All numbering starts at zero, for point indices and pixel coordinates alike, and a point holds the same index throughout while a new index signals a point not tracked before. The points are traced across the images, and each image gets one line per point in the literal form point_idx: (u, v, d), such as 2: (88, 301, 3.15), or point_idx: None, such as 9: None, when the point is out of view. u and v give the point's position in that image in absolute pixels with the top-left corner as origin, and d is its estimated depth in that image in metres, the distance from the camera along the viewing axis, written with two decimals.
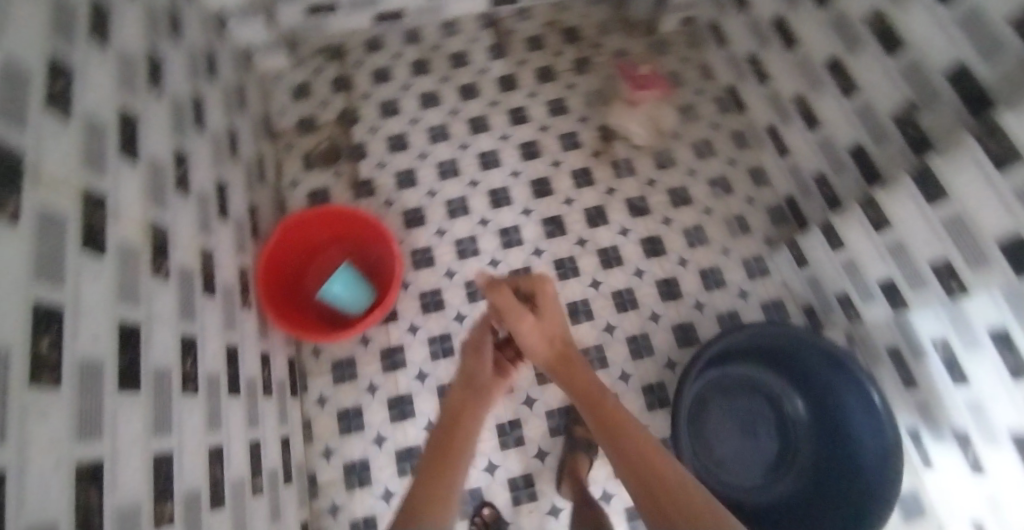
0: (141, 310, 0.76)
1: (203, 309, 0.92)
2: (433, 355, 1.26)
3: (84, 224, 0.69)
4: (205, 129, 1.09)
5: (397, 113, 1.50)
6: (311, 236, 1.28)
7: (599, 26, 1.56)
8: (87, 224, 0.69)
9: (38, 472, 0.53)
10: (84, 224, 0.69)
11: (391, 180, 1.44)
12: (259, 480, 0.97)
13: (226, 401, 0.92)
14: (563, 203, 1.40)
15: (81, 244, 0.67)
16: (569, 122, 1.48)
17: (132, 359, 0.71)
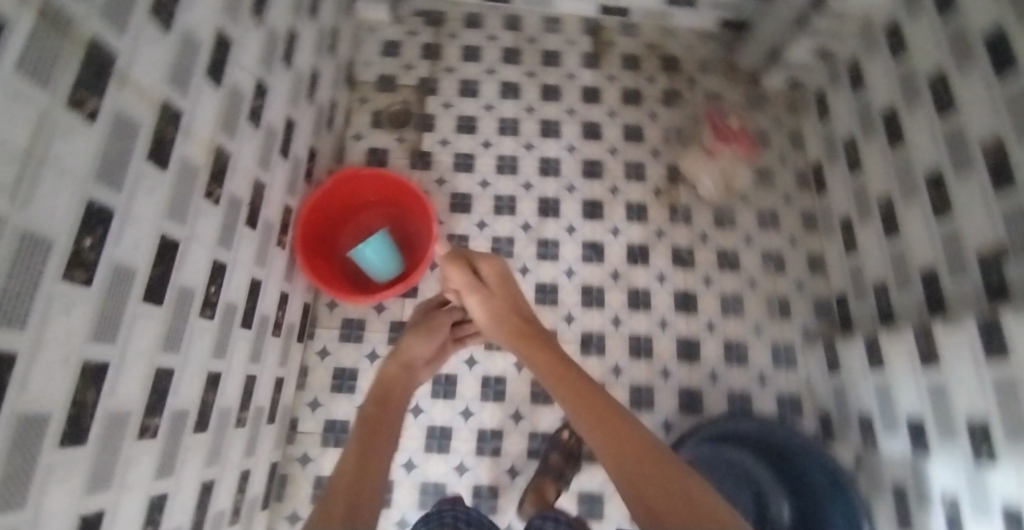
0: (184, 229, 0.78)
1: (241, 240, 0.95)
2: None
3: (155, 137, 0.71)
4: (291, 65, 1.10)
5: (475, 96, 1.49)
6: (359, 194, 1.30)
7: (702, 63, 1.50)
8: (157, 137, 0.71)
9: (48, 362, 0.56)
10: (155, 137, 0.71)
11: (450, 160, 1.44)
12: (245, 413, 1.01)
13: (237, 332, 0.95)
14: (609, 231, 1.37)
15: (147, 155, 0.69)
16: (640, 152, 1.43)
17: (163, 274, 0.74)
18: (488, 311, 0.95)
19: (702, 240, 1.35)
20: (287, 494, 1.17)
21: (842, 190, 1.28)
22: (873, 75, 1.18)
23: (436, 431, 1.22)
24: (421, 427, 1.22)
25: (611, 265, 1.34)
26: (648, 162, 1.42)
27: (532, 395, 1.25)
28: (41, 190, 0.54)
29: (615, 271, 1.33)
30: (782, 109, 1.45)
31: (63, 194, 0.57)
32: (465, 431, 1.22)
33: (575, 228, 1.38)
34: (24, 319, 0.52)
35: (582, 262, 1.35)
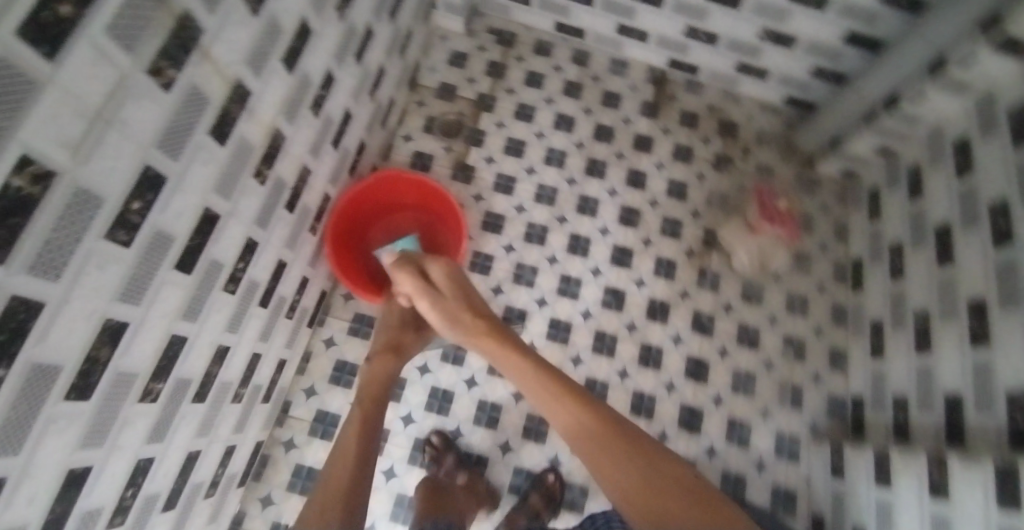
0: (228, 204, 0.79)
1: (277, 221, 0.96)
2: (443, 356, 1.28)
3: (221, 112, 0.72)
4: (361, 61, 1.12)
5: (530, 121, 1.50)
6: (397, 196, 1.31)
7: (760, 134, 1.50)
8: (224, 113, 0.72)
9: (72, 315, 0.57)
10: (222, 112, 0.72)
11: (492, 179, 1.44)
12: (244, 389, 1.01)
13: (254, 309, 0.96)
14: (634, 282, 1.36)
15: (210, 129, 0.71)
16: (680, 210, 1.43)
17: (198, 244, 0.75)
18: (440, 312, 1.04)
19: (725, 311, 1.33)
20: (264, 476, 1.17)
21: (878, 295, 1.25)
22: (932, 187, 1.17)
23: (423, 444, 1.22)
24: (409, 438, 1.22)
25: (629, 315, 1.33)
26: (686, 221, 1.41)
27: (525, 429, 1.24)
28: (103, 150, 0.55)
29: (632, 323, 1.32)
30: (831, 198, 1.44)
31: (124, 157, 0.58)
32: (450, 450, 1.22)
33: (601, 272, 1.37)
34: (58, 270, 0.53)
35: (601, 306, 1.34)
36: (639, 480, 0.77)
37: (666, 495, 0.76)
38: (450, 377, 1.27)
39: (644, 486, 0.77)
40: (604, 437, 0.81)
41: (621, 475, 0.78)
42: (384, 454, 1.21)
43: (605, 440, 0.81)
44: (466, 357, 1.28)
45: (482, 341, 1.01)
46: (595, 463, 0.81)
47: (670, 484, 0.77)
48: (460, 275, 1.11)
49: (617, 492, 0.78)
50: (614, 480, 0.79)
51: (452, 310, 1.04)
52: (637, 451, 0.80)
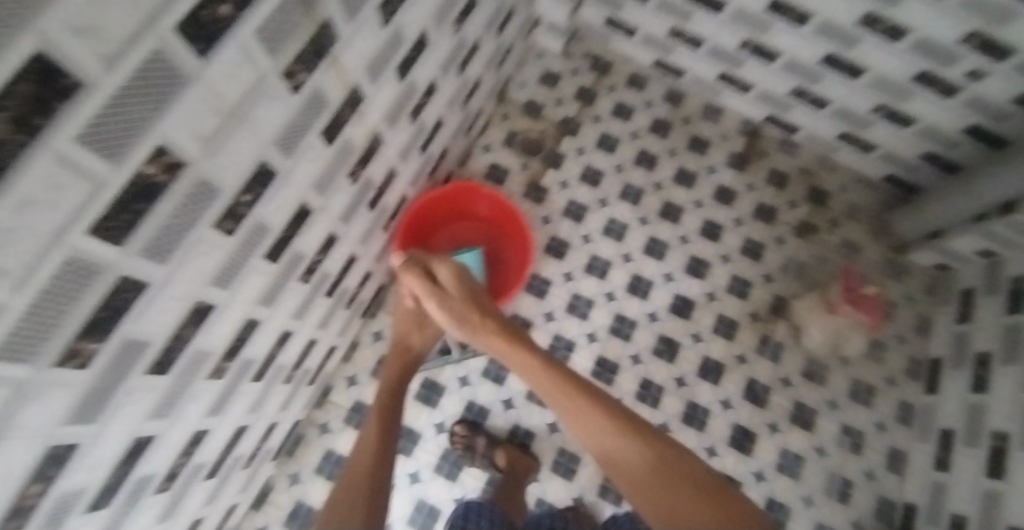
0: (321, 201, 0.81)
1: (358, 218, 0.97)
2: (485, 371, 1.27)
3: (334, 114, 0.73)
4: (462, 74, 1.13)
5: (611, 152, 1.48)
6: (472, 205, 1.31)
7: (853, 207, 1.46)
8: (335, 115, 0.74)
9: (169, 295, 0.59)
10: (335, 114, 0.73)
11: (563, 204, 1.42)
12: (296, 372, 1.04)
13: (320, 299, 0.98)
14: (690, 336, 1.33)
15: (321, 130, 0.72)
16: (751, 270, 1.39)
17: (288, 235, 0.76)
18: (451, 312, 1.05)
19: (783, 386, 1.30)
20: (296, 454, 1.19)
21: (952, 400, 1.22)
22: None
23: (451, 456, 1.22)
24: (439, 446, 1.22)
25: (680, 369, 1.31)
26: (756, 283, 1.38)
27: (555, 463, 1.23)
28: (230, 144, 0.56)
29: (682, 377, 1.29)
30: (920, 288, 1.40)
31: (245, 152, 0.59)
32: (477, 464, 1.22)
33: (657, 318, 1.34)
34: (167, 254, 0.55)
35: (651, 354, 1.31)
36: (651, 478, 0.84)
37: (675, 490, 0.83)
38: (487, 393, 1.26)
39: (656, 484, 0.84)
40: (615, 439, 0.88)
41: (635, 473, 0.85)
42: (410, 457, 1.21)
43: (617, 441, 0.88)
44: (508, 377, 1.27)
45: (496, 344, 1.06)
46: (611, 462, 0.88)
47: (679, 478, 0.84)
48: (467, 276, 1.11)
49: (634, 491, 0.85)
50: (629, 477, 0.86)
51: (460, 311, 1.06)
52: (647, 453, 0.87)
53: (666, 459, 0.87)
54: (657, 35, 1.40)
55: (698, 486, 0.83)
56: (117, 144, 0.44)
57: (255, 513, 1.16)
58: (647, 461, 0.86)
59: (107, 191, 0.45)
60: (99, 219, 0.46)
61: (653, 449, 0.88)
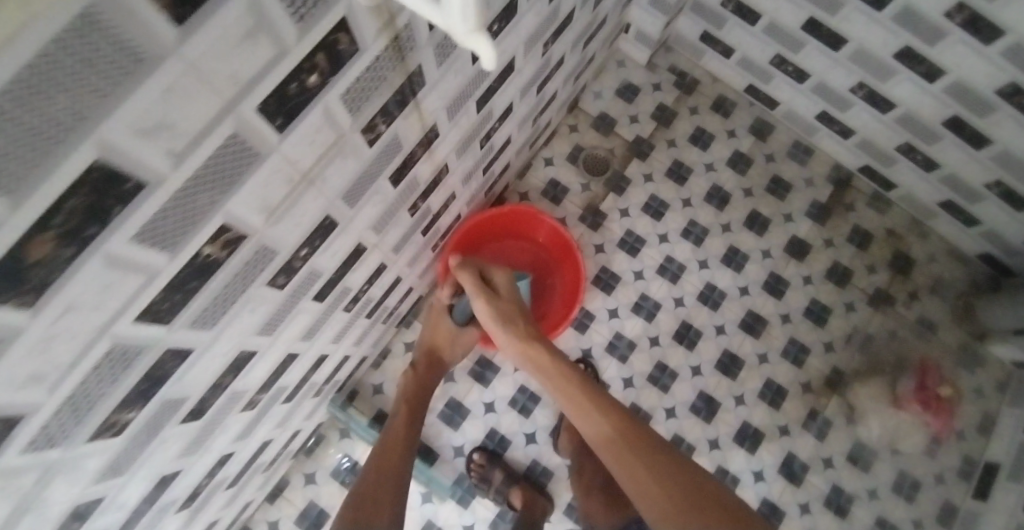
0: (377, 238, 0.75)
1: (411, 244, 0.91)
2: (512, 401, 1.24)
3: (408, 155, 0.66)
4: (540, 92, 1.03)
5: (681, 183, 1.36)
6: (530, 232, 1.25)
7: (936, 282, 1.34)
8: (408, 156, 0.66)
9: (213, 355, 0.54)
10: (408, 155, 0.66)
11: (620, 234, 1.32)
12: (325, 386, 1.01)
13: (360, 321, 0.94)
14: (733, 397, 1.26)
15: (390, 175, 0.65)
16: (812, 335, 1.29)
17: (339, 274, 0.71)
18: (498, 311, 0.99)
19: (823, 465, 1.23)
20: (314, 454, 1.20)
21: (1002, 514, 1.13)
22: None
23: (465, 481, 1.20)
24: (455, 469, 1.21)
25: (715, 430, 1.24)
26: (815, 350, 1.28)
27: (567, 506, 1.21)
28: (297, 207, 0.50)
29: (716, 438, 1.23)
30: (991, 382, 1.29)
31: (310, 211, 0.53)
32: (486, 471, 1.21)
33: (700, 372, 1.26)
34: (214, 320, 0.50)
35: (688, 409, 1.25)
36: (678, 504, 0.71)
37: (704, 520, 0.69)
38: (511, 423, 1.23)
39: (686, 512, 0.70)
40: (638, 445, 0.79)
41: (660, 493, 0.73)
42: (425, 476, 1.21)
43: (640, 449, 0.78)
44: (534, 410, 1.24)
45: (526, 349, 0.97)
46: (633, 482, 0.76)
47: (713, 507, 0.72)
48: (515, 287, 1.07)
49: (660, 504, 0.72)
50: (654, 497, 0.73)
51: (503, 309, 1.00)
52: (676, 476, 0.75)
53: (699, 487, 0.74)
54: (759, 62, 1.26)
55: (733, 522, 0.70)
56: (175, 234, 0.38)
57: (269, 505, 1.17)
58: (678, 487, 0.74)
59: (159, 278, 0.39)
60: (149, 305, 0.40)
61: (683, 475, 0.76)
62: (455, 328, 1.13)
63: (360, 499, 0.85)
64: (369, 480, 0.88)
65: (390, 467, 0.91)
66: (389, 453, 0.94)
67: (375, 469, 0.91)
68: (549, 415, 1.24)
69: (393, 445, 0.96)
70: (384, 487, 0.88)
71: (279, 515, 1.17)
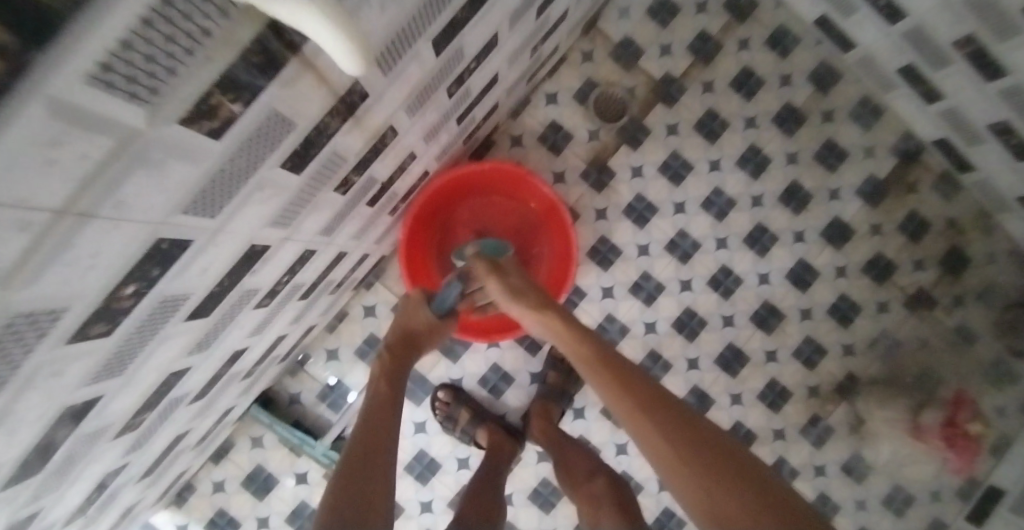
0: (286, 229, 0.55)
1: (351, 218, 0.72)
2: (482, 379, 1.11)
3: (308, 131, 0.44)
4: (539, 15, 0.76)
5: (711, 140, 1.10)
6: (515, 201, 1.04)
7: (990, 287, 1.12)
8: (310, 131, 0.45)
9: (11, 427, 0.39)
10: (309, 131, 0.44)
11: (627, 198, 1.09)
12: (256, 368, 0.87)
13: (290, 305, 0.77)
14: (729, 396, 1.11)
15: (279, 162, 0.44)
16: (832, 336, 1.12)
17: (231, 284, 0.53)
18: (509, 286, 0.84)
19: (814, 474, 1.13)
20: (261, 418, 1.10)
21: None
22: None
23: (425, 458, 1.10)
24: (413, 446, 1.10)
25: None
26: (832, 353, 1.12)
27: (534, 492, 1.10)
28: (72, 252, 0.31)
29: None
30: None
31: (112, 248, 0.34)
32: (447, 441, 1.10)
33: (697, 366, 1.10)
34: None
35: None
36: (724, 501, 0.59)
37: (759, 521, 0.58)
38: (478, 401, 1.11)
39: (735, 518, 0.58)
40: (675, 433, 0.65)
41: (699, 488, 0.61)
42: None
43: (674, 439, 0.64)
44: (506, 391, 1.11)
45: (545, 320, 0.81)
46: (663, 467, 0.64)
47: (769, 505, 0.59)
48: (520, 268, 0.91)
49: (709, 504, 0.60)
50: (692, 491, 0.61)
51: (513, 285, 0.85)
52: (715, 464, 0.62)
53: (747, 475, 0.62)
54: None
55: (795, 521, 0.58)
56: None
57: (214, 465, 1.10)
58: (722, 481, 0.61)
59: None
60: None
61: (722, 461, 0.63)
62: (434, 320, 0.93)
63: (345, 474, 0.69)
64: (354, 450, 0.72)
65: (378, 434, 0.75)
66: (376, 418, 0.77)
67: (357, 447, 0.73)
68: (521, 397, 1.11)
69: (380, 409, 0.78)
70: (372, 457, 0.72)
71: (224, 476, 1.10)
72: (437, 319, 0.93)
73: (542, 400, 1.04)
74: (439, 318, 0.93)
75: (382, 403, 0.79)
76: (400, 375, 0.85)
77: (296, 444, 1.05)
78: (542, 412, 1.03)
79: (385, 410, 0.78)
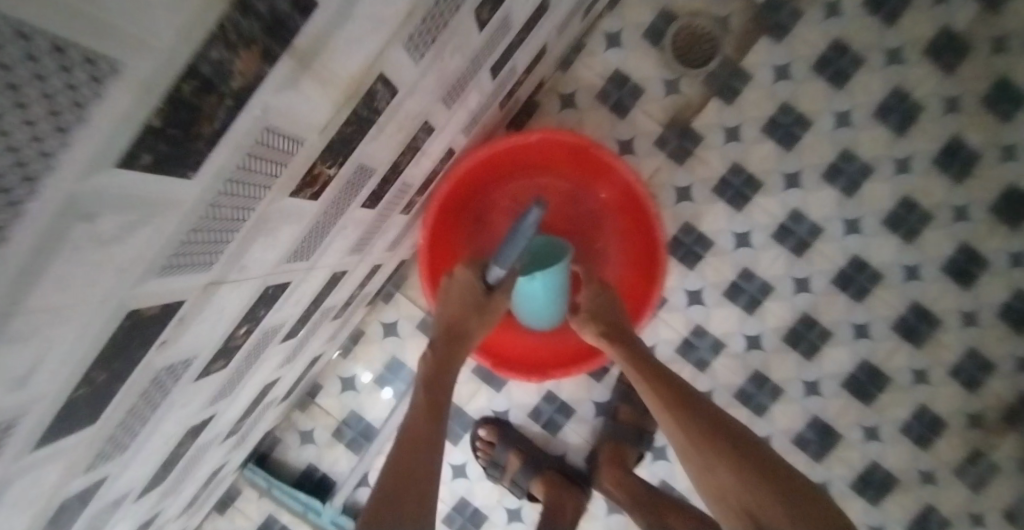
0: (210, 271, 0.32)
1: (344, 228, 0.48)
2: (534, 412, 0.88)
3: (167, 86, 0.19)
4: None
5: (837, 85, 0.80)
6: (573, 177, 0.79)
7: None
8: (172, 87, 0.19)
9: None
10: (168, 86, 0.19)
11: (720, 170, 0.82)
12: (240, 424, 0.67)
13: (272, 350, 0.55)
14: (861, 428, 0.86)
15: (112, 160, 0.19)
16: (1007, 347, 0.82)
17: (122, 368, 0.31)
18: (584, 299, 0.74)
19: (972, 526, 0.86)
20: (269, 462, 0.90)
21: None
22: None
23: (467, 509, 0.89)
24: (452, 493, 0.89)
25: (827, 472, 0.87)
26: (1005, 369, 0.83)
27: None
28: None
29: (825, 484, 0.87)
30: None
31: None
32: (492, 488, 0.89)
33: (818, 392, 0.86)
34: None
35: (790, 441, 0.87)
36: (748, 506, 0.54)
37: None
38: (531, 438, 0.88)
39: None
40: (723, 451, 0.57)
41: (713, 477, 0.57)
42: None
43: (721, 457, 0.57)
44: (565, 426, 0.88)
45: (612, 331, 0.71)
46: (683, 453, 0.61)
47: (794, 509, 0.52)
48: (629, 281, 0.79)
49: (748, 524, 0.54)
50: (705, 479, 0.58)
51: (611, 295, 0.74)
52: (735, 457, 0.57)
53: (776, 473, 0.55)
54: None
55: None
56: None
57: (219, 516, 0.92)
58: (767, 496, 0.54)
59: None
60: None
61: (750, 457, 0.57)
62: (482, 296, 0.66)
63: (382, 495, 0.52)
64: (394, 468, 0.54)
65: (413, 459, 0.55)
66: (422, 428, 0.58)
67: (396, 466, 0.54)
68: (584, 432, 0.88)
69: (420, 419, 0.59)
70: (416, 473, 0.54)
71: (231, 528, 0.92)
72: (485, 295, 0.67)
73: (612, 440, 0.83)
74: (485, 292, 0.67)
75: (428, 407, 0.60)
76: (449, 372, 0.65)
77: (300, 512, 0.86)
78: (614, 456, 0.81)
79: (433, 423, 0.59)
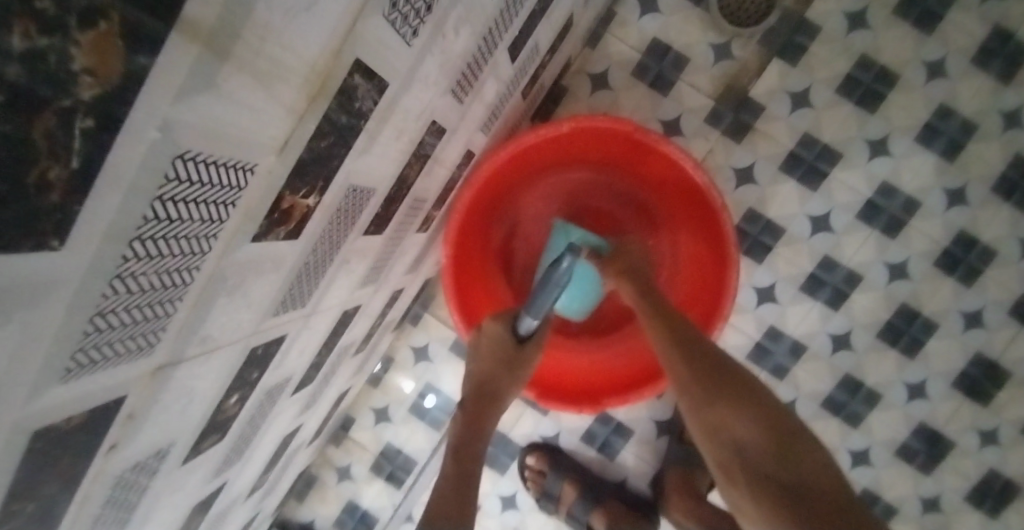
0: (154, 354, 0.24)
1: (350, 260, 0.39)
2: (588, 435, 0.78)
3: None
4: None
5: (928, 27, 0.66)
6: (609, 167, 0.68)
7: None
8: None
9: None
10: None
11: (788, 143, 0.69)
12: (265, 477, 0.60)
13: (283, 403, 0.47)
14: (979, 435, 0.72)
15: None
16: None
17: (59, 494, 0.23)
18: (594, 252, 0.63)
19: None
20: (307, 501, 0.84)
21: None
22: None
23: None
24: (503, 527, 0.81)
25: (939, 487, 0.74)
26: None
27: None
28: None
29: (939, 503, 0.73)
30: None
31: None
32: (547, 519, 0.80)
33: (923, 395, 0.72)
34: None
35: (893, 453, 0.74)
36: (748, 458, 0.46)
37: (753, 475, 0.45)
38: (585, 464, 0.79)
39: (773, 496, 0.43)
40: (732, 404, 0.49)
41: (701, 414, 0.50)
42: None
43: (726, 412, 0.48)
44: (623, 448, 0.78)
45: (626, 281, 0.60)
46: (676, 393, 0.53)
47: (793, 463, 0.44)
48: (683, 279, 0.69)
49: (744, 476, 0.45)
50: (691, 409, 0.51)
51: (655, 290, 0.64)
52: (737, 402, 0.48)
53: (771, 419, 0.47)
54: None
55: (814, 497, 0.41)
56: None
57: None
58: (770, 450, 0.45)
59: None
60: None
61: (759, 410, 0.48)
62: (515, 346, 0.58)
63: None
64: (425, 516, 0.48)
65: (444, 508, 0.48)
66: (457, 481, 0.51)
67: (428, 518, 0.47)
68: (646, 455, 0.77)
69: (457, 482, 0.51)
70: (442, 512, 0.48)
71: None
72: (518, 346, 0.59)
73: (682, 466, 0.72)
74: (517, 343, 0.59)
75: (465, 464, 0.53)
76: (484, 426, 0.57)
77: None
78: (684, 483, 0.70)
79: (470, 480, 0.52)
